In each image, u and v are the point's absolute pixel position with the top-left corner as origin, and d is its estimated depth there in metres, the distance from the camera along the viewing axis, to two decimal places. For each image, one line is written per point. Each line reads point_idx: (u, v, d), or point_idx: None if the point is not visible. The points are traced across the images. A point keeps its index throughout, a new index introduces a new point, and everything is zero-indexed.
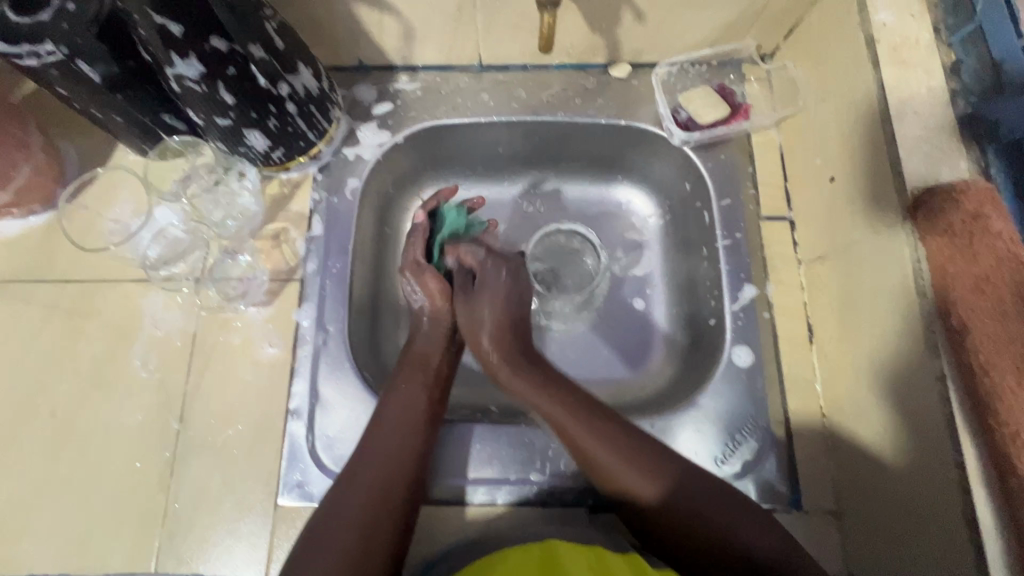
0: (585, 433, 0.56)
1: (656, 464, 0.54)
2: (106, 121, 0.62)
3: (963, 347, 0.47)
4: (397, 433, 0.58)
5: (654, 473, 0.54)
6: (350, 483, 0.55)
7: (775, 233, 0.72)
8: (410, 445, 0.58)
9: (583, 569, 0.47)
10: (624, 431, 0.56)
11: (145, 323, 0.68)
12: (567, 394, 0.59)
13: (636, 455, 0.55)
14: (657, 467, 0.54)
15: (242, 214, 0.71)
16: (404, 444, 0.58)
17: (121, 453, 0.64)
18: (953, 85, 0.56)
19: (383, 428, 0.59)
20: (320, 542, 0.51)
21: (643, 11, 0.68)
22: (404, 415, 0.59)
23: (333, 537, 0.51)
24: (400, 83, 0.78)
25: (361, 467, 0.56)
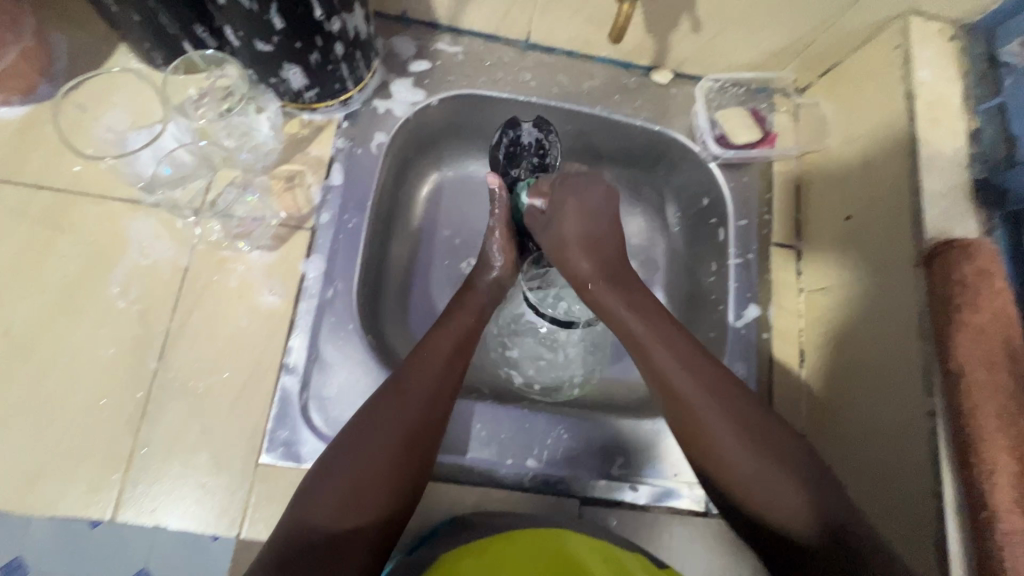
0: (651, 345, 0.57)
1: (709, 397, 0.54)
2: (120, 16, 0.56)
3: (957, 390, 0.51)
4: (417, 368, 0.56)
5: (708, 401, 0.53)
6: (398, 393, 0.54)
7: (781, 259, 0.75)
8: (450, 376, 0.57)
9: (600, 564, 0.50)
10: (701, 360, 0.56)
11: (130, 248, 0.61)
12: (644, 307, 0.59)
13: (712, 389, 0.54)
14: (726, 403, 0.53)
15: (258, 147, 0.65)
16: (445, 370, 0.57)
17: (86, 386, 0.58)
18: (973, 150, 0.60)
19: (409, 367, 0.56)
20: (359, 444, 0.50)
21: (701, 22, 0.69)
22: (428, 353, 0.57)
23: (370, 446, 0.50)
24: (441, 44, 0.75)
25: (408, 381, 0.55)
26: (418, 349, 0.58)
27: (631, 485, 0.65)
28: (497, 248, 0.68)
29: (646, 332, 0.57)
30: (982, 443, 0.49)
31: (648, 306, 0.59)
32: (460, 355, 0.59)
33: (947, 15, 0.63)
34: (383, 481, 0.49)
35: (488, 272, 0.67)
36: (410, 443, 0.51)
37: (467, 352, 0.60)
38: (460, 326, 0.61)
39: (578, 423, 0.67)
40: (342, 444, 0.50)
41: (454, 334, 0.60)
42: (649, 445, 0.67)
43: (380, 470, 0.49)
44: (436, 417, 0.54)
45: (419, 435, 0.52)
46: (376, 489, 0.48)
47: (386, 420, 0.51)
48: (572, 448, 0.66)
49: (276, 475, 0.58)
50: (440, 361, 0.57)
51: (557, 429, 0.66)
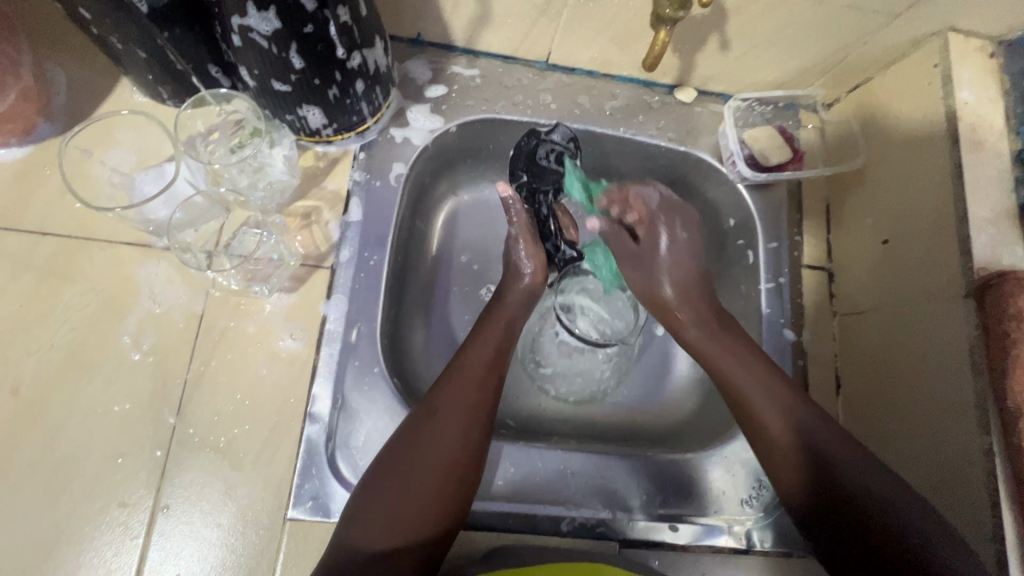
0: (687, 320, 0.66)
1: (755, 375, 0.59)
2: (125, 54, 0.52)
3: (1014, 429, 0.50)
4: (453, 393, 0.55)
5: (754, 376, 0.59)
6: (431, 417, 0.54)
7: (813, 282, 0.73)
8: (483, 397, 0.56)
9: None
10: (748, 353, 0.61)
11: (142, 296, 0.58)
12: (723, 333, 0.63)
13: (764, 378, 0.59)
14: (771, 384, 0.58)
15: (272, 183, 0.62)
16: (478, 394, 0.56)
17: (100, 447, 0.55)
18: (1018, 173, 0.59)
19: (444, 390, 0.55)
20: (398, 469, 0.51)
21: (729, 42, 0.66)
22: (461, 378, 0.56)
23: (410, 468, 0.51)
24: (457, 67, 0.72)
25: (443, 405, 0.54)
26: (450, 372, 0.57)
27: (671, 524, 0.63)
28: (526, 254, 0.67)
29: (689, 320, 0.66)
30: None
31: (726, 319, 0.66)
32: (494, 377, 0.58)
33: (986, 32, 0.61)
34: (421, 502, 0.50)
35: (518, 280, 0.67)
36: (448, 470, 0.51)
37: (501, 372, 0.59)
38: (491, 346, 0.60)
39: (613, 459, 0.64)
40: (393, 457, 0.52)
41: (486, 354, 0.59)
42: (690, 481, 0.65)
43: (420, 491, 0.50)
44: (473, 444, 0.53)
45: (456, 458, 0.52)
46: (410, 509, 0.49)
47: (423, 445, 0.52)
48: (611, 487, 0.63)
49: (305, 532, 0.56)
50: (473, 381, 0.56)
51: (594, 469, 0.63)
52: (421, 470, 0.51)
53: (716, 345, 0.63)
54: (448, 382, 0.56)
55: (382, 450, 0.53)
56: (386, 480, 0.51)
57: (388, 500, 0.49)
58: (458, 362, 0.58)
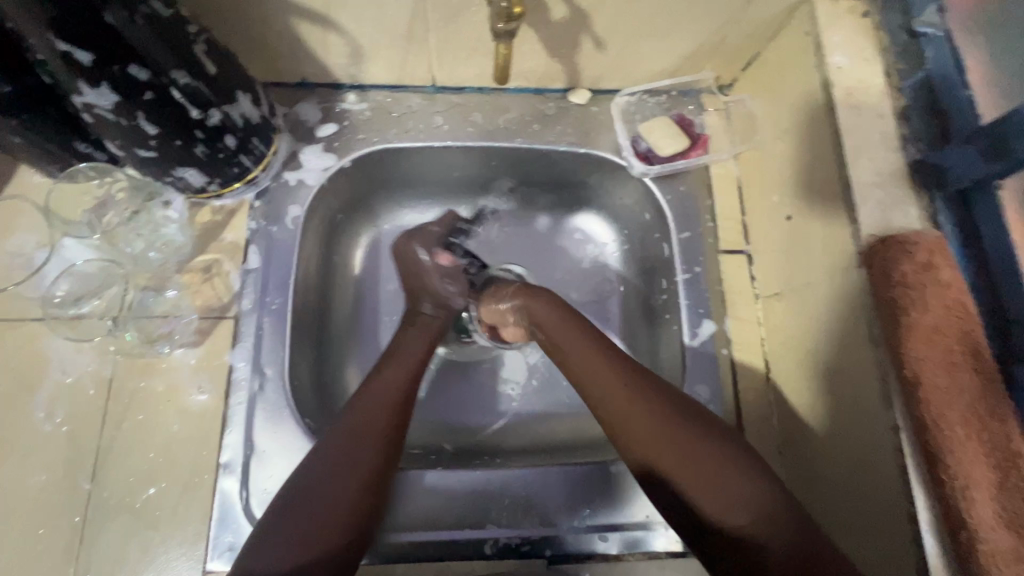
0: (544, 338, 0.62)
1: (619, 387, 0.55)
2: (1, 143, 0.55)
3: (915, 400, 0.48)
4: (371, 410, 0.55)
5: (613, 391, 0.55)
6: (349, 434, 0.53)
7: (732, 266, 0.71)
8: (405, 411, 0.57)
9: None
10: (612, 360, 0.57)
11: (52, 369, 0.60)
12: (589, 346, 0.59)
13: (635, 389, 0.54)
14: (671, 429, 0.51)
15: (168, 244, 0.64)
16: (394, 412, 0.56)
17: (20, 520, 0.56)
18: (904, 131, 0.56)
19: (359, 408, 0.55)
20: (315, 488, 0.49)
21: (602, 40, 0.66)
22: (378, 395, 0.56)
23: (327, 484, 0.50)
24: (347, 103, 0.73)
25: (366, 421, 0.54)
26: (370, 388, 0.57)
27: (601, 535, 0.61)
28: (456, 290, 0.68)
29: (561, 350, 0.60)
30: (949, 453, 0.46)
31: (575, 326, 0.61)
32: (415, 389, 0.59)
33: None
34: (332, 519, 0.48)
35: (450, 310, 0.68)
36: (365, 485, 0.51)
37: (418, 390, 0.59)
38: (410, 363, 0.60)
39: (538, 474, 0.63)
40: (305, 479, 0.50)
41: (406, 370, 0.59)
42: (619, 491, 0.63)
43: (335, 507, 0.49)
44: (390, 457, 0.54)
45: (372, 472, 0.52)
46: (325, 525, 0.48)
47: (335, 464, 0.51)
48: (534, 504, 0.62)
49: None
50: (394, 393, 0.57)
51: (515, 487, 0.62)
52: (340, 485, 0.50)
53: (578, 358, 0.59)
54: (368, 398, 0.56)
55: (298, 469, 0.52)
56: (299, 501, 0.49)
57: (302, 521, 0.47)
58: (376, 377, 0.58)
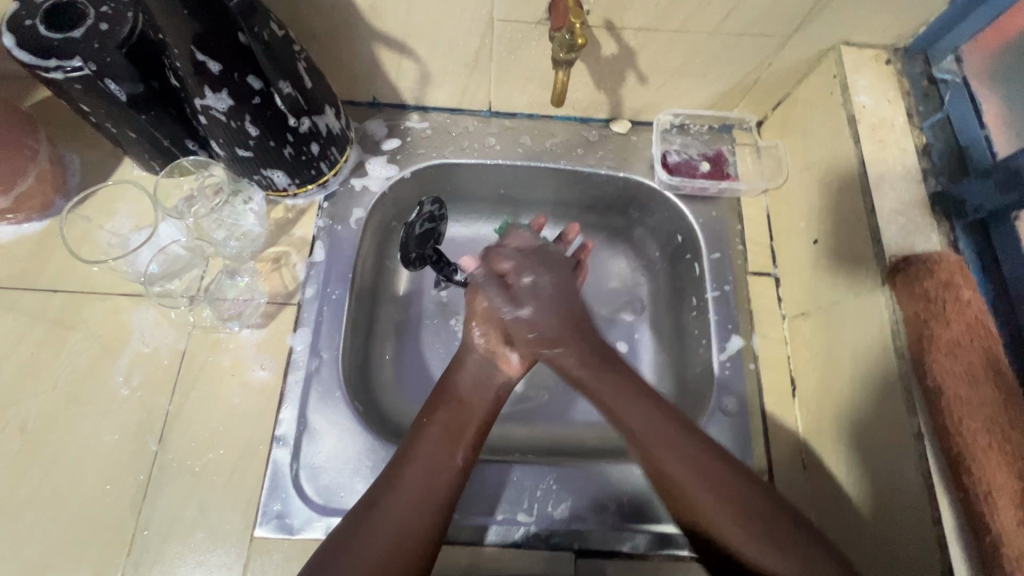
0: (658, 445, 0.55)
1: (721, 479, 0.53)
2: (119, 137, 0.63)
3: (938, 408, 0.50)
4: (431, 454, 0.58)
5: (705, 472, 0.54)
6: (367, 522, 0.53)
7: (760, 287, 0.76)
8: (446, 474, 0.57)
9: None
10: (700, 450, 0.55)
11: (132, 339, 0.67)
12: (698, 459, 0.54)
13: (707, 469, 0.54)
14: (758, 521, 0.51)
15: (245, 235, 0.71)
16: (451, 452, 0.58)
17: (92, 474, 0.61)
18: (925, 164, 0.61)
19: (419, 453, 0.58)
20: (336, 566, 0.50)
21: (646, 75, 0.73)
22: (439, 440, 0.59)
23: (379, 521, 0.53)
24: (410, 122, 0.81)
25: (419, 460, 0.57)
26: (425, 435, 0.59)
27: (627, 533, 0.64)
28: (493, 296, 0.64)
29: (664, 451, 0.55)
30: (972, 458, 0.48)
31: (670, 428, 0.56)
32: (455, 451, 0.59)
33: (877, 42, 0.66)
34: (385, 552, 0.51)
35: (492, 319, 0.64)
36: (417, 515, 0.54)
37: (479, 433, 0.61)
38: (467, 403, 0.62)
39: (570, 472, 0.66)
40: (363, 511, 0.54)
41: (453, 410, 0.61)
42: (645, 492, 0.65)
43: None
44: (428, 517, 0.54)
45: (396, 557, 0.51)
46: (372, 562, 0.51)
47: (396, 499, 0.54)
48: (564, 500, 0.65)
49: (269, 549, 0.59)
50: (423, 480, 0.56)
51: (546, 481, 0.65)
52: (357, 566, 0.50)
53: (689, 469, 0.54)
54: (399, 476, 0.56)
55: (353, 510, 0.55)
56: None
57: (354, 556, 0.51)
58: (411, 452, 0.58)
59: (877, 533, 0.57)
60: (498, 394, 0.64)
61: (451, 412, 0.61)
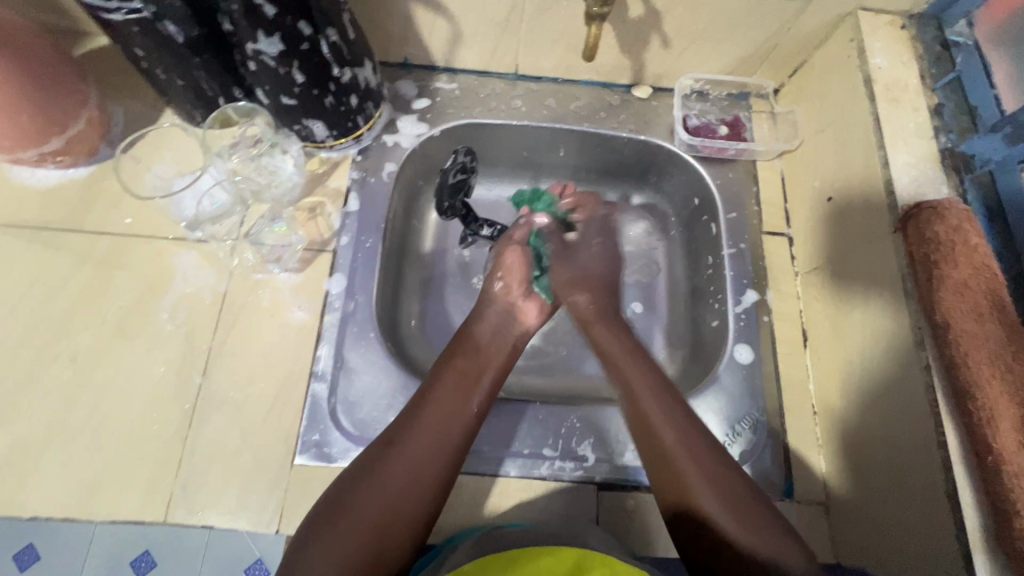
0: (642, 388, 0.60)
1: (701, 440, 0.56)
2: (166, 84, 0.66)
3: (946, 341, 0.54)
4: (442, 409, 0.58)
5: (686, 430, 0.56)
6: (374, 473, 0.53)
7: (774, 246, 0.79)
8: (461, 417, 0.59)
9: None
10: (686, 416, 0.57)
11: (176, 279, 0.70)
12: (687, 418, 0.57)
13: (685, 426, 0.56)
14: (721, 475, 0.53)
15: (283, 183, 0.73)
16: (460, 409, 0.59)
17: (140, 403, 0.64)
18: (936, 123, 0.65)
19: (430, 407, 0.58)
20: (341, 516, 0.50)
21: (670, 38, 0.76)
22: (451, 397, 0.59)
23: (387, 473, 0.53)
24: (439, 83, 0.84)
25: (430, 417, 0.57)
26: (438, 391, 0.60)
27: (647, 469, 0.67)
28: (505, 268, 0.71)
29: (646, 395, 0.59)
30: (978, 388, 0.51)
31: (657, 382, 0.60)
32: (471, 396, 0.60)
33: (892, 8, 0.70)
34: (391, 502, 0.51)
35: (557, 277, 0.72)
36: (426, 471, 0.54)
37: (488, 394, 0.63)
38: (477, 363, 0.64)
39: (593, 412, 0.69)
40: (370, 464, 0.54)
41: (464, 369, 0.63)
42: None
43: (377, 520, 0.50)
44: (444, 456, 0.56)
45: (414, 491, 0.53)
46: (378, 513, 0.51)
47: (407, 452, 0.55)
48: (587, 438, 0.68)
49: (310, 475, 0.63)
50: (435, 435, 0.56)
51: (570, 420, 0.69)
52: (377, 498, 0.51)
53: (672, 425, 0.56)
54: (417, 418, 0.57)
55: (359, 460, 0.56)
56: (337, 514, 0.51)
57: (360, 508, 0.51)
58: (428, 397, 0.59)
59: (888, 466, 0.60)
60: (514, 344, 0.68)
61: (467, 360, 0.64)
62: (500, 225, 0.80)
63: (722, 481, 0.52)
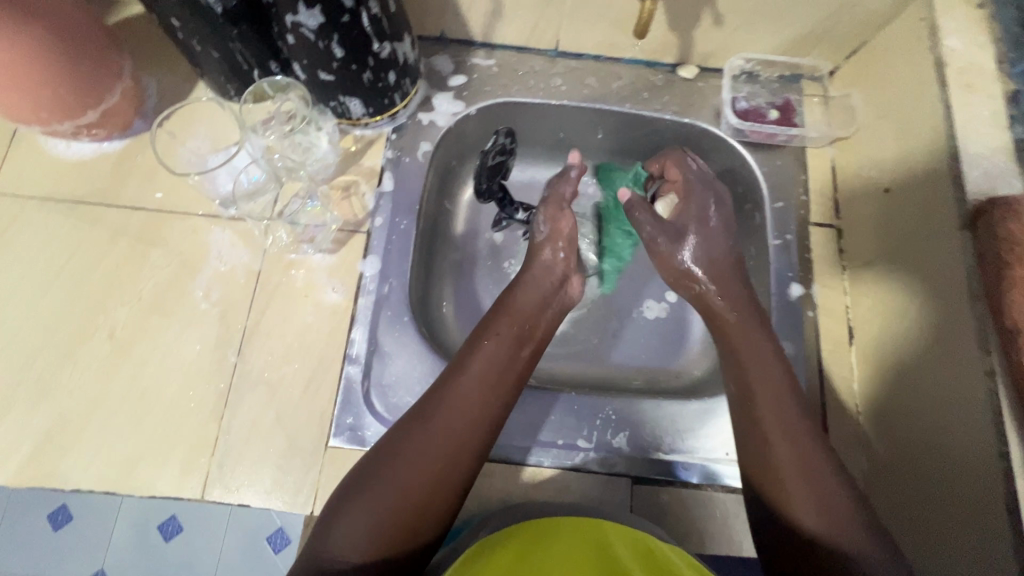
0: (749, 358, 0.59)
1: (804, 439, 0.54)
2: (201, 56, 0.64)
3: (1014, 345, 0.51)
4: (480, 381, 0.57)
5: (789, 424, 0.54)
6: (408, 444, 0.53)
7: (822, 239, 0.76)
8: (501, 391, 0.57)
9: (632, 552, 0.49)
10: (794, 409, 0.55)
11: (211, 257, 0.69)
12: (785, 411, 0.55)
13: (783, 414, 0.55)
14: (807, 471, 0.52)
15: (319, 161, 0.72)
16: (498, 380, 0.58)
17: (177, 380, 0.64)
18: (1013, 111, 0.60)
19: (468, 377, 0.57)
20: (380, 485, 0.51)
21: (722, 15, 0.72)
22: (490, 368, 0.58)
23: (424, 445, 0.53)
24: (477, 59, 0.81)
25: (467, 388, 0.56)
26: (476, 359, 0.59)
27: (682, 464, 0.66)
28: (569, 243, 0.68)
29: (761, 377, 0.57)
30: None
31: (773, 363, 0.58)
32: (512, 367, 0.59)
33: None
34: (430, 474, 0.52)
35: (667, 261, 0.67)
36: (464, 445, 0.54)
37: (528, 363, 0.61)
38: (516, 330, 0.61)
39: (628, 404, 0.68)
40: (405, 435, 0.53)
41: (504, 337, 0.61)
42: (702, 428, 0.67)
43: (412, 490, 0.51)
44: (482, 432, 0.55)
45: (451, 465, 0.52)
46: (416, 483, 0.51)
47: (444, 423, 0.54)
48: (623, 430, 0.67)
49: (343, 457, 0.63)
50: (472, 405, 0.55)
51: (606, 412, 0.67)
52: (413, 468, 0.51)
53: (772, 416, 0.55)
54: (456, 390, 0.56)
55: (394, 428, 0.55)
56: (371, 480, 0.52)
57: (398, 478, 0.51)
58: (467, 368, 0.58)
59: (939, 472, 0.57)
60: (557, 315, 0.66)
61: (512, 326, 0.62)
62: (535, 208, 0.78)
63: (825, 493, 0.51)
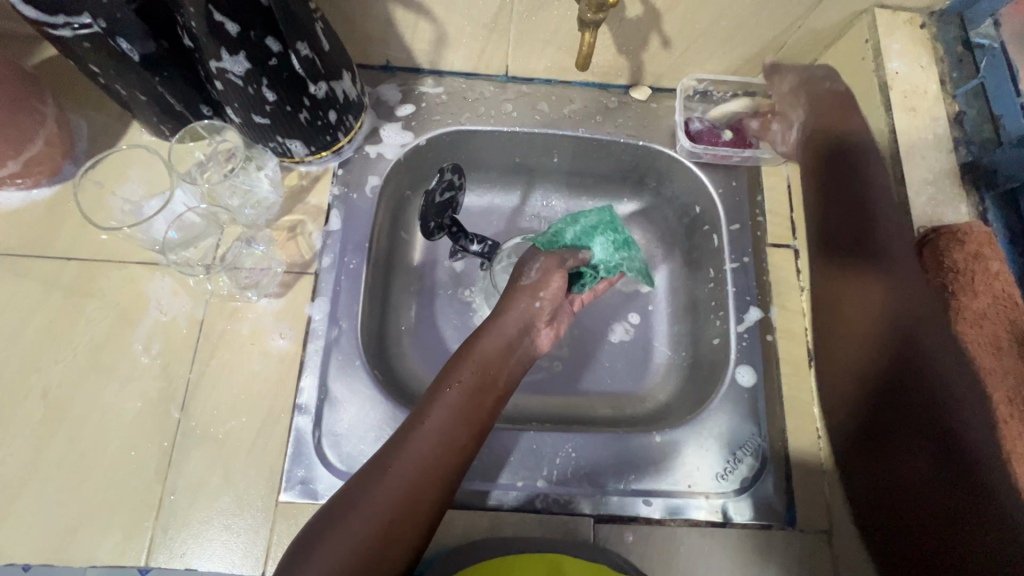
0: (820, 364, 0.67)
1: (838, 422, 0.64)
2: (128, 100, 0.61)
3: None
4: (439, 431, 0.55)
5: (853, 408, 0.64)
6: (361, 499, 0.51)
7: (780, 261, 0.75)
8: (462, 439, 0.55)
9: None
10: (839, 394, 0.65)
11: (150, 307, 0.66)
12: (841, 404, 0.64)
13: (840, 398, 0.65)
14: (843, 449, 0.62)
15: (260, 203, 0.71)
16: (461, 429, 0.56)
17: (117, 441, 0.62)
18: (957, 133, 0.63)
19: (427, 429, 0.55)
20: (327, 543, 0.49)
21: (670, 38, 0.71)
22: (450, 417, 0.55)
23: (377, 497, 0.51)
24: (424, 87, 0.79)
25: (427, 440, 0.54)
26: (436, 410, 0.56)
27: (644, 498, 0.65)
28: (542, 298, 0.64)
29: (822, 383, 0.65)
30: None
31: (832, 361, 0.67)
32: (474, 414, 0.57)
33: (909, 5, 0.65)
34: (383, 528, 0.50)
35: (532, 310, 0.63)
36: (419, 499, 0.52)
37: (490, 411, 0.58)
38: (480, 377, 0.58)
39: (588, 440, 0.67)
40: (358, 490, 0.52)
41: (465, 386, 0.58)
42: (662, 461, 0.66)
43: (368, 542, 0.49)
44: (439, 485, 0.53)
45: (404, 519, 0.50)
46: (368, 539, 0.49)
47: (401, 476, 0.52)
48: (583, 466, 0.66)
49: (295, 513, 0.60)
50: (430, 458, 0.53)
51: (566, 448, 0.66)
52: (362, 528, 0.49)
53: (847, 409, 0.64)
54: (412, 440, 0.54)
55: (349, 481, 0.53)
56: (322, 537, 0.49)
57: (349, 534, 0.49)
58: (428, 412, 0.56)
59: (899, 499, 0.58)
60: (521, 362, 0.62)
61: (475, 373, 0.58)
62: (490, 240, 0.75)
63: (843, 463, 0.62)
